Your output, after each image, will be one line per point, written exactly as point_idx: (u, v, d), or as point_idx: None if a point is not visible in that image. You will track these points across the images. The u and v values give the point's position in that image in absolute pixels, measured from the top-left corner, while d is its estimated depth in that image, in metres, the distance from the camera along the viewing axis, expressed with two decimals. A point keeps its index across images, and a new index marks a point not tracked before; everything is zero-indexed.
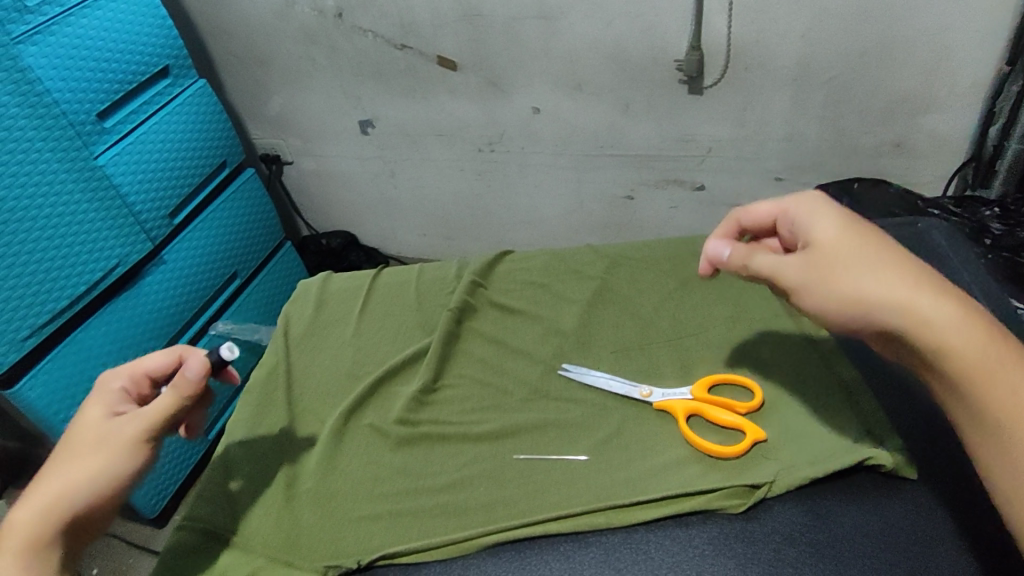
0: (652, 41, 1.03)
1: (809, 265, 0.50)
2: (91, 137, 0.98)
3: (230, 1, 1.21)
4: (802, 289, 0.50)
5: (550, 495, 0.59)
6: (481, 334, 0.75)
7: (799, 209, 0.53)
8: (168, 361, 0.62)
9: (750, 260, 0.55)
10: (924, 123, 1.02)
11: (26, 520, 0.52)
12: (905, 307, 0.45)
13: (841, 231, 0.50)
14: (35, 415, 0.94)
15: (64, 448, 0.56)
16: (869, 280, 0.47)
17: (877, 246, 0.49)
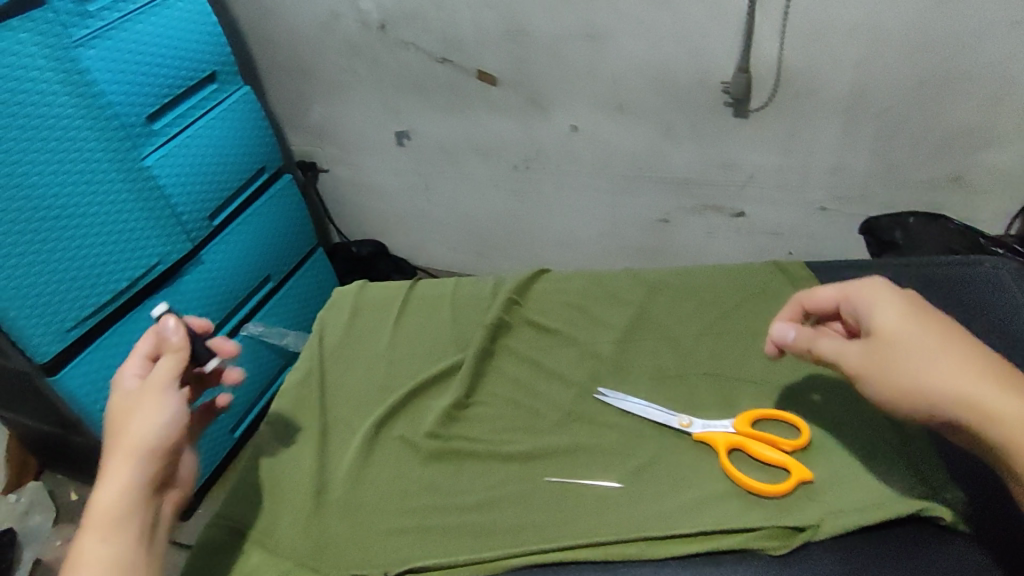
0: (699, 64, 1.02)
1: (875, 356, 0.52)
2: (139, 138, 0.99)
3: (276, 11, 1.22)
4: (867, 376, 0.52)
5: (581, 522, 0.57)
6: (516, 353, 0.73)
7: (866, 294, 0.55)
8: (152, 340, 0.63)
9: (814, 343, 0.57)
10: (980, 158, 0.99)
11: (109, 502, 0.55)
12: (974, 402, 0.47)
13: (908, 320, 0.52)
14: (72, 402, 0.95)
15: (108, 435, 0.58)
16: (929, 374, 0.49)
17: (949, 339, 0.50)
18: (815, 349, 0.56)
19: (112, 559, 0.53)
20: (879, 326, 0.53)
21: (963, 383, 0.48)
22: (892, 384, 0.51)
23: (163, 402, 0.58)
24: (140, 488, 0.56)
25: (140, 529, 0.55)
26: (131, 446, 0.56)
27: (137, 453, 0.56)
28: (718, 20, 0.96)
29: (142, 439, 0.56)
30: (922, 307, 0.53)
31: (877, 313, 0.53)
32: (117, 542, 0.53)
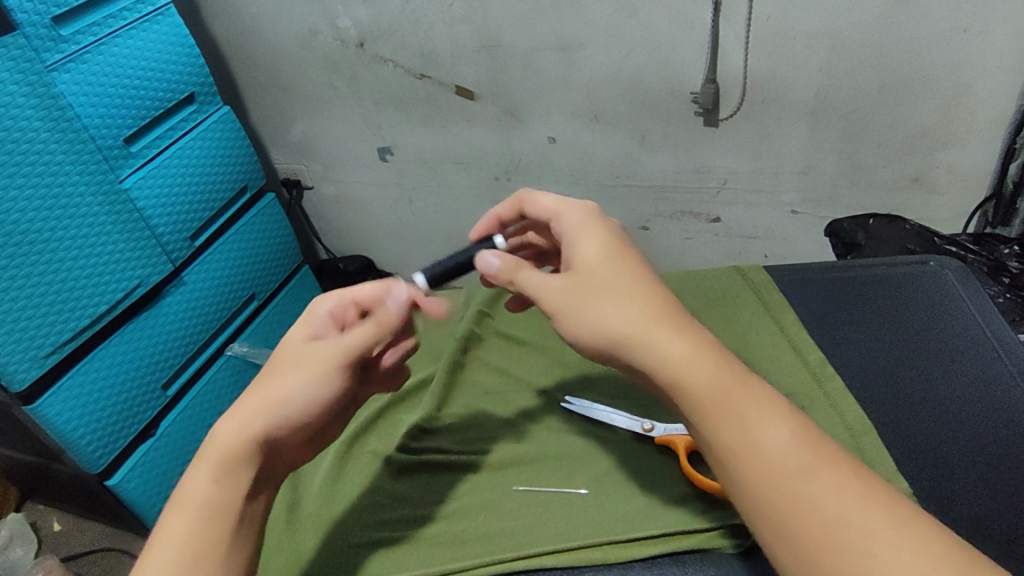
0: (670, 73, 1.04)
1: (571, 291, 0.52)
2: (117, 161, 1.00)
3: (256, 31, 1.24)
4: (559, 309, 0.52)
5: (548, 528, 0.58)
6: (487, 364, 0.74)
7: (574, 219, 0.56)
8: (376, 292, 0.61)
9: (516, 273, 0.56)
10: (942, 159, 1.01)
11: (227, 434, 0.51)
12: (643, 339, 0.47)
13: (606, 255, 0.52)
14: (52, 432, 0.94)
15: (270, 366, 0.55)
16: (604, 307, 0.49)
17: (633, 276, 0.51)
18: (516, 279, 0.55)
19: (212, 505, 0.49)
20: (576, 254, 0.54)
21: (630, 315, 0.48)
22: (579, 319, 0.50)
23: (324, 372, 0.54)
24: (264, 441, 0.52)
25: (253, 481, 0.51)
26: (277, 398, 0.52)
27: (276, 409, 0.52)
28: (686, 30, 0.98)
29: (288, 397, 0.52)
30: (617, 244, 0.54)
31: (574, 242, 0.55)
32: (229, 491, 0.50)
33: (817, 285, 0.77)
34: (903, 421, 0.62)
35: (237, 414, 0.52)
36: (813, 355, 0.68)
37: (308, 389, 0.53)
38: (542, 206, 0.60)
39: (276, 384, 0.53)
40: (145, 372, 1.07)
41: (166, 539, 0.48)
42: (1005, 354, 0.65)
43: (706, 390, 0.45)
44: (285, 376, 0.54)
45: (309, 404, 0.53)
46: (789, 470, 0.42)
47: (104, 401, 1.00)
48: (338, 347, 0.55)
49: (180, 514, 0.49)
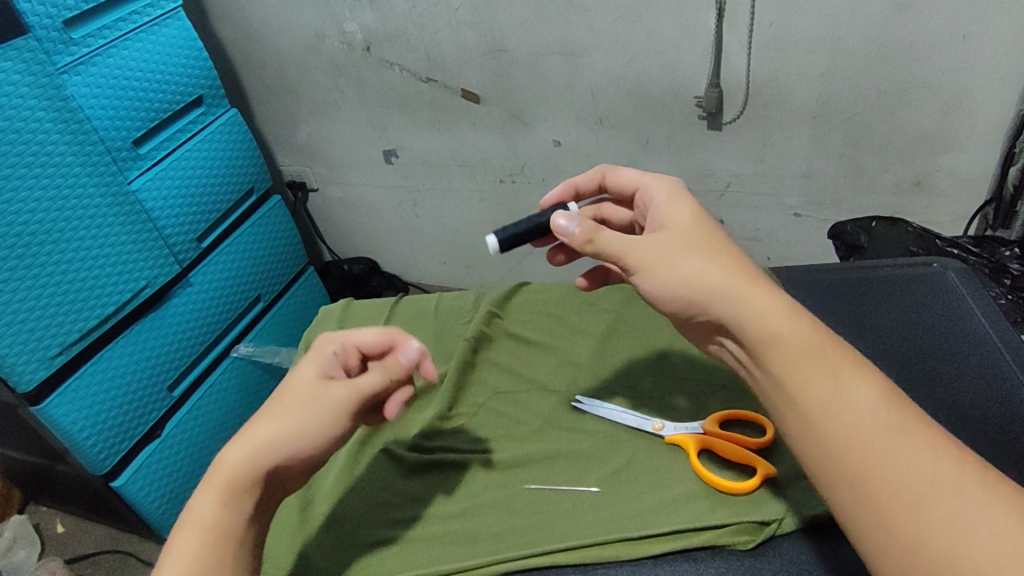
0: (673, 77, 1.05)
1: (666, 246, 0.55)
2: (125, 162, 1.01)
3: (262, 34, 1.25)
4: (647, 266, 0.55)
5: (559, 525, 0.59)
6: (498, 364, 0.76)
7: (665, 191, 0.62)
8: (379, 341, 0.61)
9: (595, 234, 0.58)
10: (942, 162, 1.02)
11: (233, 460, 0.53)
12: (741, 294, 0.50)
13: (696, 225, 0.57)
14: (60, 432, 0.95)
15: (274, 401, 0.57)
16: (690, 265, 0.53)
17: (719, 243, 0.55)
18: (595, 239, 0.58)
19: (219, 525, 0.52)
20: (668, 221, 0.58)
21: (711, 275, 0.51)
22: (659, 274, 0.54)
23: (333, 424, 0.56)
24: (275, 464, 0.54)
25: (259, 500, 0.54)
26: (284, 435, 0.54)
27: (289, 450, 0.54)
28: (689, 35, 1.00)
29: (298, 439, 0.54)
30: (704, 217, 0.58)
31: (662, 211, 0.60)
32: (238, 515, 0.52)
33: (823, 287, 0.78)
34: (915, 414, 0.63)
35: (249, 447, 0.54)
36: None
37: (322, 435, 0.55)
38: (627, 178, 0.67)
39: (290, 425, 0.55)
40: (152, 373, 1.08)
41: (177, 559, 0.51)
42: (1006, 351, 0.67)
43: (797, 338, 0.47)
44: (300, 420, 0.55)
45: (319, 447, 0.55)
46: (876, 429, 0.43)
47: (112, 401, 1.01)
48: (347, 393, 0.57)
49: (188, 534, 0.52)
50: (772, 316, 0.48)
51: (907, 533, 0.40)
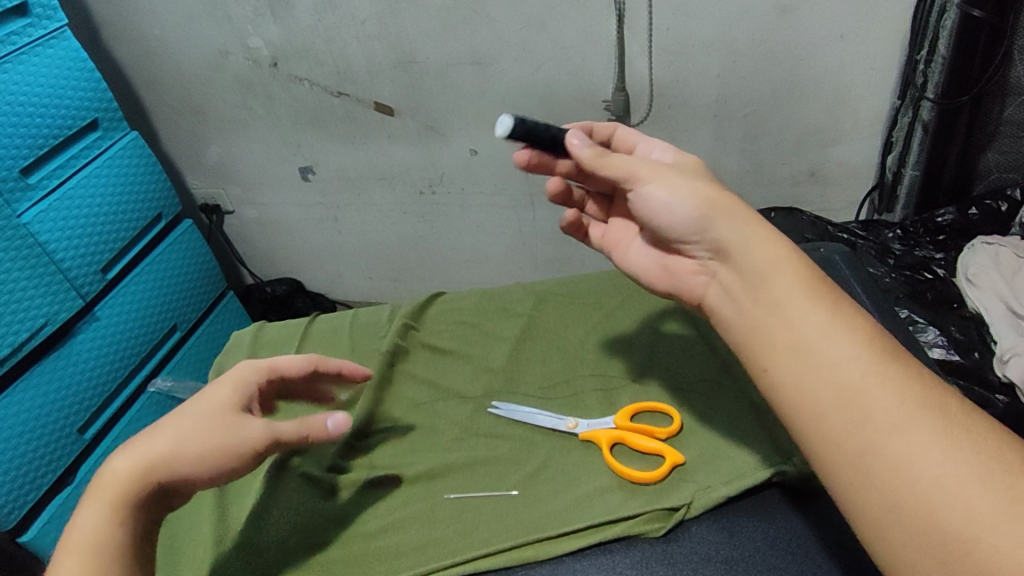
0: (581, 83, 1.07)
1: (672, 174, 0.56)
2: (14, 194, 0.97)
3: (163, 56, 1.22)
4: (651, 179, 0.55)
5: (479, 533, 0.59)
6: (413, 377, 0.75)
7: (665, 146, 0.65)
8: (297, 365, 0.64)
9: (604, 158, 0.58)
10: (833, 154, 1.07)
11: (121, 472, 0.52)
12: (734, 221, 0.51)
13: (689, 169, 0.58)
14: None
15: (184, 413, 0.55)
16: (689, 185, 0.54)
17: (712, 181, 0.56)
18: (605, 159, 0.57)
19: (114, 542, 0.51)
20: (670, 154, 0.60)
21: (714, 199, 0.53)
22: (668, 185, 0.54)
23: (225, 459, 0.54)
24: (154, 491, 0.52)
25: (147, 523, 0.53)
26: (175, 447, 0.53)
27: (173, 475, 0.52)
28: (592, 41, 1.02)
29: (187, 450, 0.53)
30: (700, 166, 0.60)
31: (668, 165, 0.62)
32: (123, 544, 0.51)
33: None
34: None
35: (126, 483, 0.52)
36: (720, 344, 0.72)
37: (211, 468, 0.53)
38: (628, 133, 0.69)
39: (170, 451, 0.53)
40: (60, 415, 1.03)
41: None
42: (888, 326, 0.70)
43: (776, 261, 0.48)
44: (176, 446, 0.53)
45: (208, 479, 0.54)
46: (852, 386, 0.41)
47: (15, 448, 0.96)
48: (261, 433, 0.56)
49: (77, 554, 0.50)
50: (766, 249, 0.49)
51: (882, 475, 0.39)
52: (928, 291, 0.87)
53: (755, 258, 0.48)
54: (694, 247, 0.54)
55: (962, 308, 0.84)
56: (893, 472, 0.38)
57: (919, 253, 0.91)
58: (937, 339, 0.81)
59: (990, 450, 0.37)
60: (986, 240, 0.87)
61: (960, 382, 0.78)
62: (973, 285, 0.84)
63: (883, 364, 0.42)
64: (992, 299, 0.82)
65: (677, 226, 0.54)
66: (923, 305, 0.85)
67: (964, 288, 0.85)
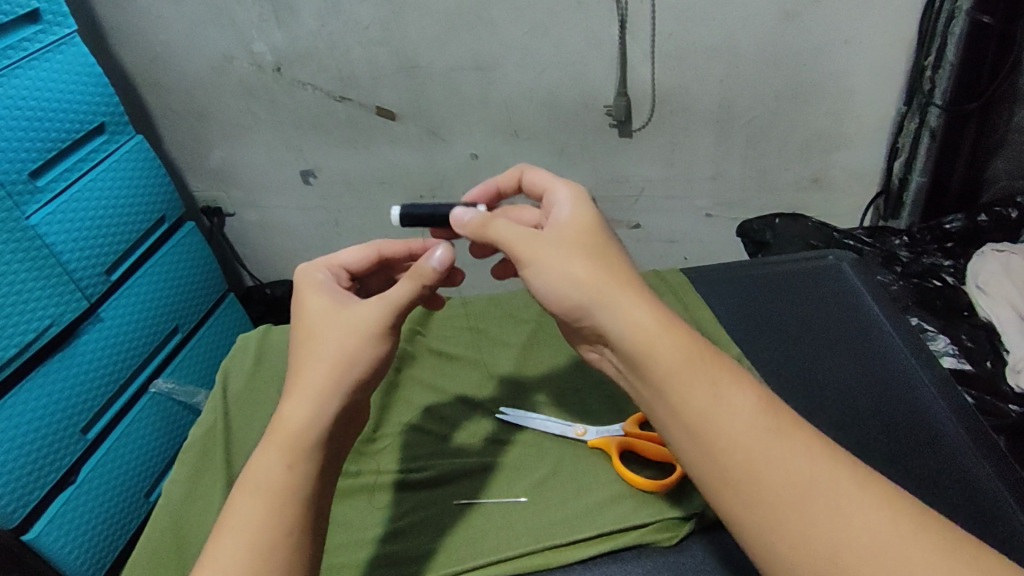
0: (583, 88, 1.07)
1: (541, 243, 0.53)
2: (22, 197, 0.96)
3: (167, 60, 1.21)
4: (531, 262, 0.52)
5: (489, 539, 0.59)
6: (422, 381, 0.75)
7: (568, 192, 0.59)
8: (361, 253, 0.65)
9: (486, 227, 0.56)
10: (836, 159, 1.08)
11: (295, 414, 0.51)
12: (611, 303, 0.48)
13: (583, 230, 0.54)
14: None
15: (307, 332, 0.56)
16: (566, 265, 0.50)
17: (604, 252, 0.52)
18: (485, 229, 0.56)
19: (287, 489, 0.49)
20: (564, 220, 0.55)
21: (597, 277, 0.49)
22: (542, 270, 0.51)
23: (386, 335, 0.55)
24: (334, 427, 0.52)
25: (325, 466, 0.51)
26: (335, 367, 0.53)
27: (354, 376, 0.53)
28: (595, 47, 1.02)
29: (352, 362, 0.53)
30: (599, 225, 0.55)
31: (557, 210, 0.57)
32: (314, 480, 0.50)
33: (729, 286, 0.79)
34: (891, 396, 0.65)
35: (318, 405, 0.51)
36: (729, 349, 0.71)
37: (380, 355, 0.54)
38: (537, 180, 0.63)
39: (343, 349, 0.53)
40: (64, 416, 1.03)
41: (249, 533, 0.47)
42: (899, 335, 0.70)
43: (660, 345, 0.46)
44: (361, 342, 0.54)
45: (379, 364, 0.55)
46: (751, 442, 0.42)
47: (19, 448, 0.96)
48: (377, 306, 0.55)
49: (250, 502, 0.49)
50: (647, 332, 0.47)
51: (788, 532, 0.40)
52: (937, 299, 0.86)
53: (631, 347, 0.47)
54: (583, 330, 0.51)
55: (973, 316, 0.84)
56: (795, 532, 0.40)
57: (926, 260, 0.91)
58: (949, 347, 0.81)
59: (882, 520, 0.39)
60: (996, 248, 0.87)
61: (973, 391, 0.79)
62: (984, 293, 0.84)
63: (772, 422, 0.44)
64: (1004, 308, 0.82)
65: (559, 311, 0.51)
66: (931, 313, 0.85)
67: (975, 295, 0.85)
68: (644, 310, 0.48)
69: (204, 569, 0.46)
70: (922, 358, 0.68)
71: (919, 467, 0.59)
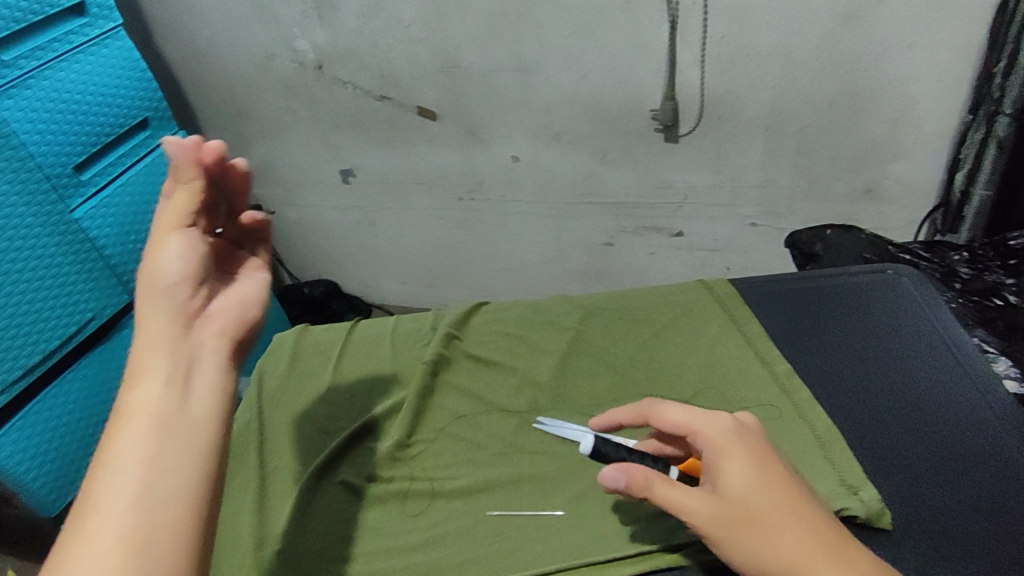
0: (629, 91, 1.05)
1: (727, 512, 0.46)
2: (67, 190, 0.97)
3: (211, 57, 1.22)
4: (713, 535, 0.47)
5: (524, 551, 0.57)
6: (457, 387, 0.73)
7: (715, 439, 0.49)
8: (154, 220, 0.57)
9: (650, 487, 0.48)
10: (891, 170, 1.04)
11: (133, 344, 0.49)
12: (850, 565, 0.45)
13: (755, 487, 0.47)
14: (10, 480, 0.92)
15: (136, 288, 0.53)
16: (773, 543, 0.45)
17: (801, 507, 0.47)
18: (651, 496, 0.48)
19: (163, 406, 0.45)
20: (731, 492, 0.47)
21: (801, 556, 0.45)
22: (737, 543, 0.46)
23: (172, 237, 0.52)
24: (174, 329, 0.49)
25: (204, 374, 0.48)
26: (144, 281, 0.51)
27: (156, 287, 0.50)
28: (642, 50, 1.00)
29: (160, 268, 0.51)
30: (760, 456, 0.48)
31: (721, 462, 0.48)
32: (160, 390, 0.46)
33: (781, 298, 0.76)
34: (947, 422, 0.62)
35: (143, 328, 0.50)
36: (779, 364, 0.68)
37: (174, 255, 0.51)
38: (673, 423, 0.51)
39: (141, 275, 0.51)
40: (105, 408, 1.04)
41: (117, 454, 0.43)
42: (956, 360, 0.67)
43: None
44: (147, 263, 0.52)
45: (181, 264, 0.51)
46: None
47: (61, 437, 0.97)
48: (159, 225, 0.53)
49: (132, 425, 0.45)
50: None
51: None
52: (999, 319, 0.82)
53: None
54: None
55: None
56: None
57: (988, 277, 0.87)
58: (1010, 370, 0.75)
59: None
60: None
61: None
62: None
63: None
64: None
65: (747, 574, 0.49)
66: (996, 331, 0.81)
67: None
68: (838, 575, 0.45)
69: (97, 503, 0.41)
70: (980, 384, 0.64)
71: (977, 495, 0.56)
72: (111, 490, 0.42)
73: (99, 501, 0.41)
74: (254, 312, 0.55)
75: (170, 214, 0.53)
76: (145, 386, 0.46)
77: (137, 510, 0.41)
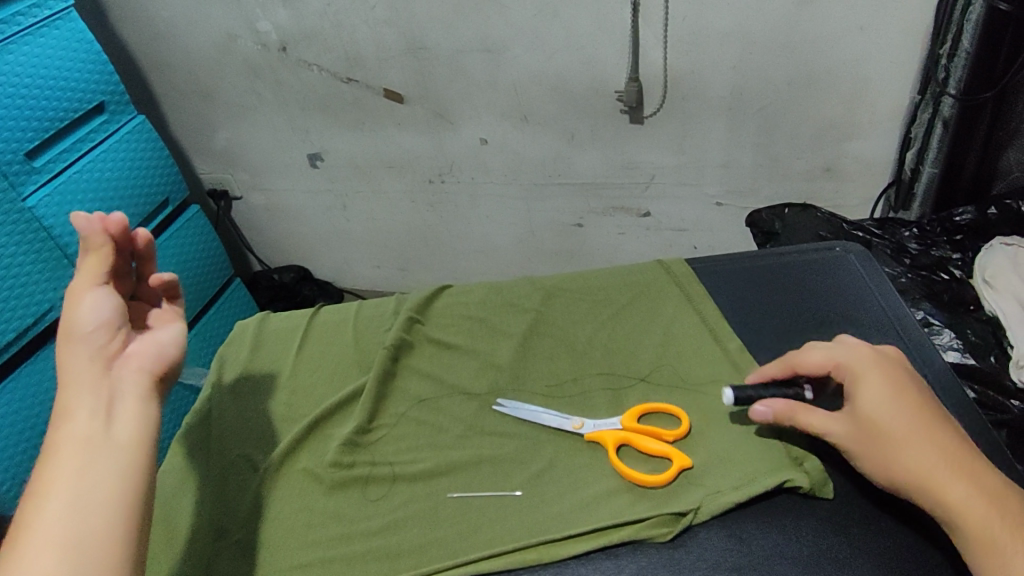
0: (594, 72, 1.05)
1: (865, 434, 0.52)
2: (19, 177, 0.96)
3: (171, 39, 1.20)
4: (857, 456, 0.53)
5: (482, 533, 0.58)
6: (418, 371, 0.73)
7: (857, 366, 0.55)
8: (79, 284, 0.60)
9: (795, 415, 0.56)
10: (849, 149, 1.05)
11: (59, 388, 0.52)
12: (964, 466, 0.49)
13: (889, 406, 0.52)
14: None
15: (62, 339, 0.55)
16: (901, 448, 0.50)
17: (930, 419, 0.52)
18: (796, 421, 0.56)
19: (87, 436, 0.49)
20: (865, 410, 0.53)
21: (933, 463, 0.49)
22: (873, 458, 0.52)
23: (88, 292, 0.55)
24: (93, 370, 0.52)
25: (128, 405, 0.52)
26: (63, 331, 0.54)
27: (73, 336, 0.53)
28: (606, 30, 1.00)
29: (75, 318, 0.54)
30: (895, 381, 0.54)
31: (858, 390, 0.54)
32: (86, 423, 0.49)
33: (738, 277, 0.77)
34: None
35: (66, 372, 0.53)
36: (731, 341, 0.70)
37: (88, 304, 0.54)
38: (815, 362, 0.57)
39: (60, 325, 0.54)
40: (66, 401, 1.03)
41: (46, 482, 0.47)
42: (905, 335, 0.68)
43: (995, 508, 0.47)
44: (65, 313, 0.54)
45: (95, 312, 0.54)
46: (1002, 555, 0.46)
47: (19, 432, 0.96)
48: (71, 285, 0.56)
49: (59, 456, 0.48)
50: (976, 510, 0.47)
51: None
52: (944, 293, 0.86)
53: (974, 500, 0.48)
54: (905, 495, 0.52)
55: (979, 309, 0.84)
56: None
57: (935, 253, 0.90)
58: (953, 342, 0.81)
59: None
60: (1004, 241, 0.86)
61: (975, 386, 0.78)
62: (990, 286, 0.83)
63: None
64: (1009, 301, 0.81)
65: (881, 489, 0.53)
66: (941, 304, 0.85)
67: (981, 288, 0.84)
68: (964, 481, 0.48)
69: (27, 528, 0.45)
70: (942, 383, 0.64)
71: None
72: (39, 515, 0.45)
73: (29, 528, 0.45)
74: (176, 350, 0.57)
75: (83, 275, 0.56)
76: (73, 419, 0.49)
77: (66, 527, 0.44)
